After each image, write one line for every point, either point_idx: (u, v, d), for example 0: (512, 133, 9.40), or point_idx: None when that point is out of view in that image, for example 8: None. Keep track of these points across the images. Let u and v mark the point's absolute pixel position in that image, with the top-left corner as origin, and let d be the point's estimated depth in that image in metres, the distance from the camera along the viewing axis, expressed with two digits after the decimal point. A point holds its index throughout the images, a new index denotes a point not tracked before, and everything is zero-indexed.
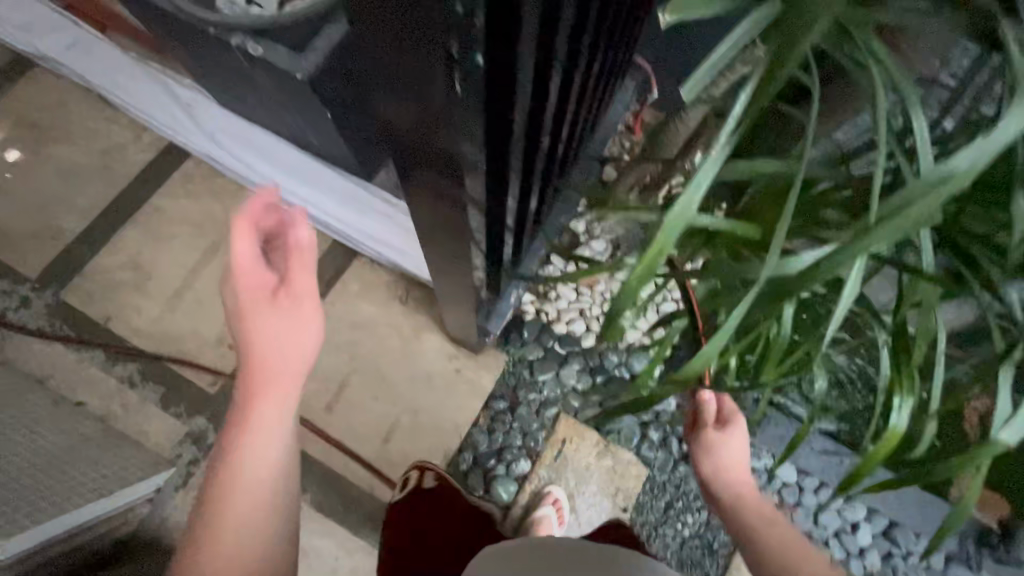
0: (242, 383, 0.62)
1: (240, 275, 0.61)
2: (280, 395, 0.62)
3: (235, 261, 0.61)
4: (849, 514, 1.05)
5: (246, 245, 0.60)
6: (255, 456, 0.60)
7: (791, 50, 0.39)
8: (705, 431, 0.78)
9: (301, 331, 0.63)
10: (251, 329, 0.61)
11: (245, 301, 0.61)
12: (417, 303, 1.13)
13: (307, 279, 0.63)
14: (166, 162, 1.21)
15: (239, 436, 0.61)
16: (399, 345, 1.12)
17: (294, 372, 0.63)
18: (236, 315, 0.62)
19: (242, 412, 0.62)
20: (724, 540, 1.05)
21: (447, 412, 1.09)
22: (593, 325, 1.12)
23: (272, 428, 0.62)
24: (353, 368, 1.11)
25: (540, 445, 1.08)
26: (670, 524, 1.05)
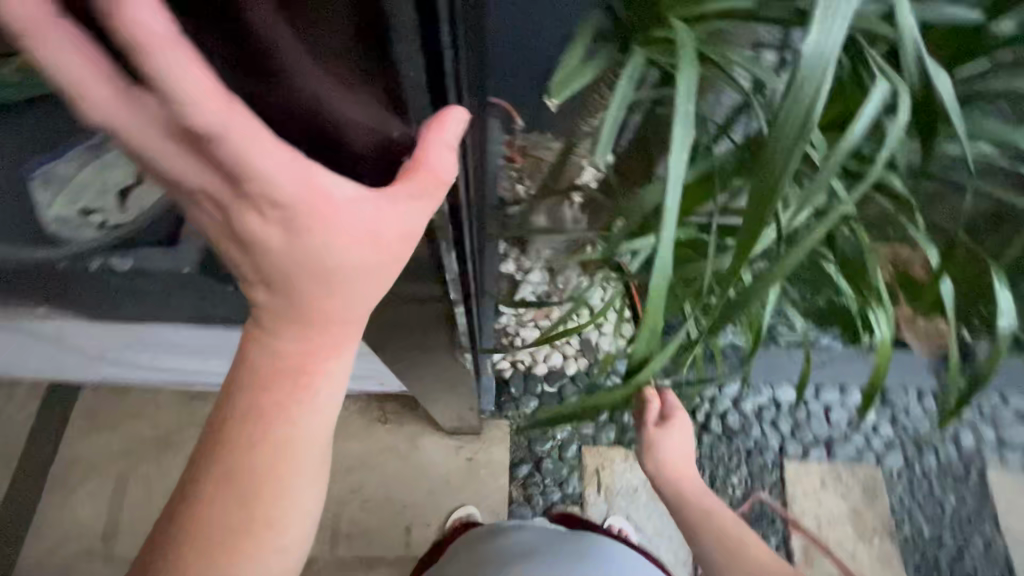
0: (270, 382, 0.34)
1: (185, 119, 0.23)
2: (300, 386, 0.34)
3: (113, 109, 0.22)
4: (849, 401, 1.12)
5: (51, 3, 0.19)
6: (278, 447, 0.36)
7: (771, 170, 0.33)
8: (646, 429, 0.81)
9: (364, 290, 0.32)
10: (287, 277, 0.29)
11: (298, 243, 0.28)
12: (399, 415, 1.08)
13: (399, 233, 0.31)
14: (67, 408, 1.09)
15: (255, 431, 0.35)
16: (401, 464, 1.06)
17: (339, 344, 0.34)
18: (251, 256, 0.29)
19: (264, 404, 0.35)
20: (773, 481, 1.07)
21: (479, 503, 1.03)
22: (570, 351, 1.13)
23: (314, 408, 0.36)
24: (366, 513, 1.03)
25: (578, 486, 1.05)
26: (723, 493, 1.05)
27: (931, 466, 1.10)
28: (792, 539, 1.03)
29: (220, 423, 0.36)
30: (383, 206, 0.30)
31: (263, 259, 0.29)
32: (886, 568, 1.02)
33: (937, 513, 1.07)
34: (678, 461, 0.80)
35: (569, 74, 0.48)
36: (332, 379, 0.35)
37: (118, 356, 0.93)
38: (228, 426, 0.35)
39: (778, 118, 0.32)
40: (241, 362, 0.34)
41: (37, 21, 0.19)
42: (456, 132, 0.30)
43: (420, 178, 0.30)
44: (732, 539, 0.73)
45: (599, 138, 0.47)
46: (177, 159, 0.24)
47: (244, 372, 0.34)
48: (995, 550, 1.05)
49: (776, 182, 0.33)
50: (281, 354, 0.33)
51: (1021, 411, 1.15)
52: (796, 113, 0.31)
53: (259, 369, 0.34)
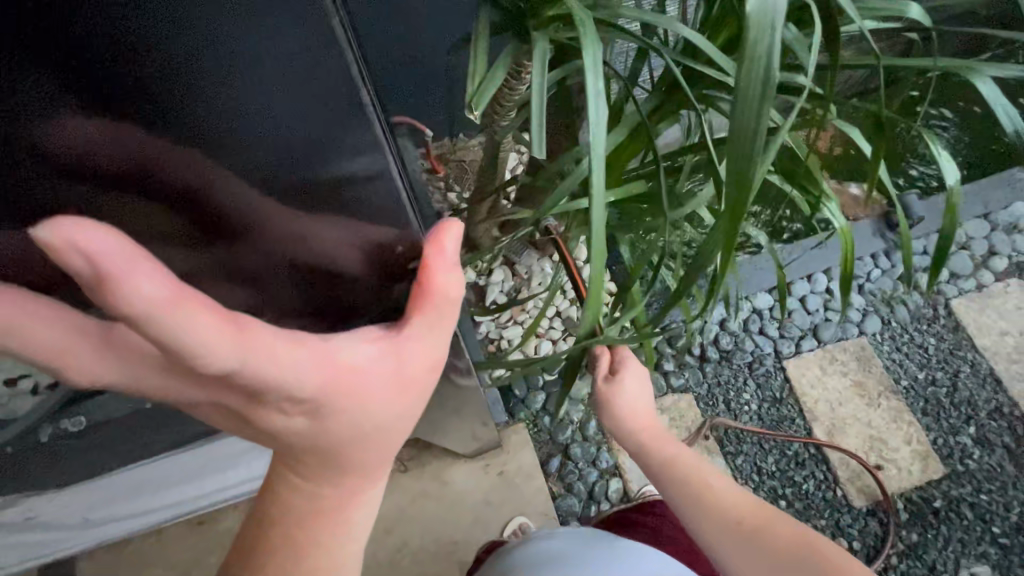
0: (323, 496, 0.42)
1: (258, 348, 0.32)
2: (353, 493, 0.43)
3: (179, 338, 0.29)
4: (818, 286, 1.18)
5: (124, 267, 0.26)
6: (338, 545, 0.44)
7: (740, 138, 0.34)
8: (594, 384, 0.72)
9: (399, 421, 0.41)
10: (340, 428, 0.38)
11: (349, 405, 0.38)
12: (413, 459, 1.02)
13: (423, 364, 0.41)
14: None
15: (318, 531, 0.43)
16: (436, 507, 1.00)
17: (383, 457, 0.42)
18: (309, 420, 0.38)
19: (326, 512, 0.43)
20: (780, 384, 1.12)
21: (526, 512, 1.00)
22: (556, 334, 1.12)
23: (364, 505, 0.44)
24: (419, 567, 0.96)
25: (611, 459, 1.06)
26: (740, 412, 1.09)
27: (905, 317, 1.18)
28: (813, 429, 1.09)
29: (275, 519, 0.43)
30: (405, 347, 0.40)
31: (319, 421, 0.38)
32: (900, 422, 1.10)
33: (923, 357, 1.15)
34: (634, 411, 0.71)
35: (482, 81, 0.47)
36: (376, 480, 0.44)
37: (108, 512, 0.87)
38: (287, 528, 0.42)
39: (739, 88, 0.34)
40: (291, 483, 0.42)
41: (142, 303, 0.27)
42: (455, 249, 0.40)
43: (434, 299, 0.39)
44: (698, 488, 0.64)
45: (532, 136, 0.46)
46: (236, 368, 0.31)
47: (302, 494, 0.42)
48: (981, 370, 1.15)
49: (752, 150, 0.34)
50: (332, 478, 0.41)
51: (958, 241, 1.25)
52: (753, 81, 0.34)
53: (313, 491, 0.42)
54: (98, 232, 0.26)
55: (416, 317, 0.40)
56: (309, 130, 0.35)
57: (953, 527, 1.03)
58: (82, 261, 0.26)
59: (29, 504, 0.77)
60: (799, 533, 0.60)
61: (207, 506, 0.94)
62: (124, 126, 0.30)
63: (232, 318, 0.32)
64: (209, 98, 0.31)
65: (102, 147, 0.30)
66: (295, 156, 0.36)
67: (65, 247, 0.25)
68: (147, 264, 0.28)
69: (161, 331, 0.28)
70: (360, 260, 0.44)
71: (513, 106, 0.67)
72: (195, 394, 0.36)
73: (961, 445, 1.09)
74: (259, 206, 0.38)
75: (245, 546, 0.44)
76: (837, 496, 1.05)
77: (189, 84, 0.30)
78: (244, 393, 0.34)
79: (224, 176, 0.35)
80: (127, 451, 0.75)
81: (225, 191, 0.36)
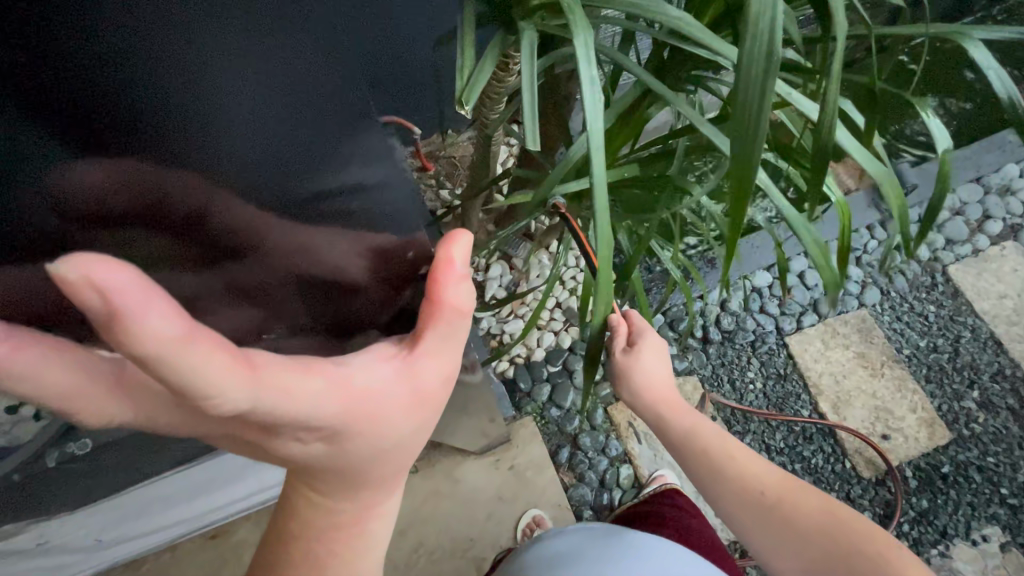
0: (339, 511, 0.42)
1: (272, 383, 0.31)
2: (370, 506, 0.43)
3: (192, 378, 0.27)
4: (816, 261, 1.18)
5: (134, 300, 0.25)
6: (354, 559, 0.43)
7: (744, 125, 0.33)
8: (612, 358, 0.72)
9: (413, 437, 0.41)
10: (357, 451, 0.38)
11: (364, 428, 0.37)
12: (423, 459, 1.02)
13: (437, 378, 0.40)
14: None
15: (336, 543, 0.42)
16: (449, 505, 0.99)
17: (399, 470, 0.42)
18: (326, 446, 0.37)
19: (343, 526, 0.42)
20: (781, 362, 1.12)
21: (541, 504, 1.00)
22: (558, 324, 1.12)
23: (380, 517, 0.44)
24: (437, 567, 0.96)
25: (620, 445, 1.07)
26: (746, 391, 1.09)
27: (904, 287, 1.18)
28: (818, 403, 1.09)
29: (292, 534, 0.42)
30: (418, 365, 0.39)
31: (336, 446, 0.37)
32: (905, 391, 1.10)
33: (924, 325, 1.16)
34: (652, 386, 0.70)
35: (471, 75, 0.46)
36: (392, 491, 0.43)
37: (118, 532, 0.86)
38: (306, 545, 0.42)
39: (740, 69, 0.33)
40: (309, 498, 0.42)
41: (153, 340, 0.25)
42: (465, 260, 0.38)
43: (447, 314, 0.37)
44: (720, 461, 0.64)
45: (526, 130, 0.45)
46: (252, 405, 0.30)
47: (317, 509, 0.42)
48: (981, 335, 1.16)
49: (756, 133, 0.33)
50: (350, 493, 0.41)
51: (953, 207, 1.25)
52: (752, 63, 0.33)
53: (330, 506, 0.42)
54: (113, 267, 0.24)
55: (430, 333, 0.38)
56: (306, 141, 0.32)
57: (961, 491, 1.04)
58: (94, 295, 0.24)
59: (37, 530, 0.75)
60: (825, 507, 0.59)
61: (212, 523, 0.94)
62: (120, 157, 0.28)
63: (244, 356, 0.30)
64: (209, 117, 0.29)
65: (105, 188, 0.28)
66: (292, 167, 0.33)
67: (79, 285, 0.24)
68: (159, 295, 0.26)
69: (173, 369, 0.27)
70: (369, 269, 0.39)
71: (502, 98, 0.66)
72: (196, 418, 0.34)
73: (966, 410, 1.10)
74: (258, 220, 0.34)
75: (263, 563, 0.44)
76: (846, 468, 1.05)
77: (181, 100, 0.28)
78: (255, 421, 0.33)
79: (225, 195, 0.31)
80: (134, 472, 0.73)
81: (227, 206, 0.32)
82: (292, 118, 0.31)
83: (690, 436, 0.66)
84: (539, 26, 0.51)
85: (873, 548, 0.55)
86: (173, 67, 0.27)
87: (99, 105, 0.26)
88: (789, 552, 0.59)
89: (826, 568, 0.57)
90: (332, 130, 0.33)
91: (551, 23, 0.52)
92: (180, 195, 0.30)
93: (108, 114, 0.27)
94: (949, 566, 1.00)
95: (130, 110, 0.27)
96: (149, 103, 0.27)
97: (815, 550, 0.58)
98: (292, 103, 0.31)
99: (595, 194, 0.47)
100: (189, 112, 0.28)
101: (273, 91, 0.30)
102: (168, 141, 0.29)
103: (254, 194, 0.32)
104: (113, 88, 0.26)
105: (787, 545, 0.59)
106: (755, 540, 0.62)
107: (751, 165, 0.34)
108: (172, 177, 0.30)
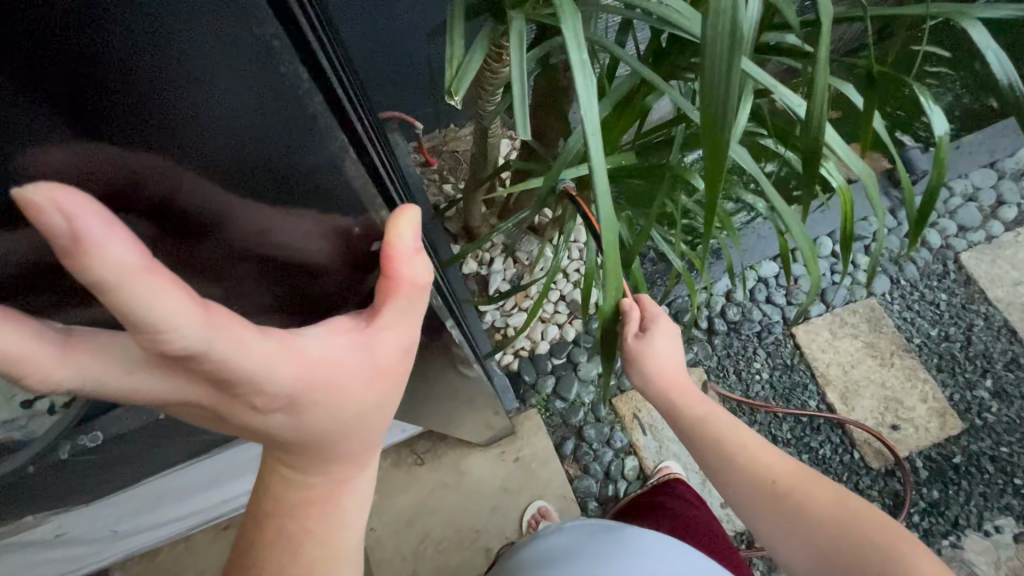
0: (312, 486, 0.39)
1: (224, 330, 0.28)
2: (340, 483, 0.40)
3: (150, 312, 0.24)
4: (823, 250, 1.17)
5: (100, 228, 0.22)
6: (328, 535, 0.40)
7: (715, 104, 0.33)
8: (625, 343, 0.70)
9: (377, 409, 0.38)
10: (319, 422, 0.35)
11: (323, 397, 0.34)
12: (428, 450, 1.03)
13: (396, 350, 0.37)
14: None
15: (309, 518, 0.39)
16: (454, 495, 1.00)
17: (367, 442, 0.39)
18: (287, 417, 0.34)
19: (317, 502, 0.39)
20: (788, 353, 1.11)
21: (544, 494, 1.01)
22: (561, 316, 1.12)
23: (354, 494, 0.41)
24: (441, 555, 0.97)
25: (624, 437, 1.07)
26: (752, 382, 1.09)
27: (915, 275, 1.16)
28: (825, 393, 1.08)
29: (266, 511, 0.39)
30: (377, 333, 0.36)
31: (297, 417, 0.34)
32: (915, 381, 1.09)
33: (935, 314, 1.14)
34: (666, 372, 0.69)
35: (460, 65, 0.46)
36: (365, 466, 0.40)
37: (129, 525, 0.88)
38: (277, 523, 0.39)
39: (711, 46, 0.33)
40: (284, 475, 0.39)
41: (112, 270, 0.22)
42: (415, 234, 0.35)
43: (403, 291, 0.35)
44: (730, 448, 0.62)
45: (516, 118, 0.45)
46: (195, 398, 0.31)
47: (291, 486, 0.39)
48: (995, 323, 1.13)
49: (725, 113, 0.33)
50: (320, 466, 0.38)
51: (965, 193, 1.23)
52: (717, 40, 0.32)
53: (302, 481, 0.39)
54: (81, 199, 0.21)
55: (387, 309, 0.36)
56: (283, 130, 0.28)
57: (973, 481, 1.03)
58: (59, 219, 0.21)
59: (57, 521, 0.78)
60: (843, 503, 0.56)
61: (216, 517, 0.96)
62: (96, 141, 0.24)
63: (200, 298, 0.27)
64: (191, 106, 0.25)
65: (79, 170, 0.24)
66: (274, 154, 0.29)
67: (42, 206, 0.20)
68: (121, 227, 0.23)
69: (128, 303, 0.24)
70: (330, 250, 0.36)
71: (498, 89, 0.66)
72: (175, 407, 0.34)
73: (979, 399, 1.08)
74: (215, 199, 0.30)
75: (243, 546, 0.41)
76: (855, 459, 1.04)
77: (177, 90, 0.24)
78: (208, 411, 0.33)
79: (197, 178, 0.28)
80: (146, 466, 0.75)
81: (196, 187, 0.28)
82: (281, 124, 0.27)
83: (695, 423, 0.66)
84: (529, 15, 0.50)
85: (885, 540, 0.52)
86: (174, 53, 0.22)
87: (78, 77, 0.22)
88: (798, 544, 0.57)
89: (837, 562, 0.54)
90: (299, 118, 0.28)
91: (541, 13, 0.51)
92: (150, 179, 0.26)
93: (86, 88, 0.22)
94: (961, 557, 0.98)
95: (113, 90, 0.22)
96: (136, 86, 0.23)
97: (824, 541, 0.55)
98: (286, 108, 0.27)
99: (592, 180, 0.47)
100: (178, 98, 0.24)
101: (272, 97, 0.26)
102: (152, 127, 0.25)
103: (223, 175, 0.29)
104: (99, 67, 0.22)
105: (794, 536, 0.57)
106: (763, 529, 0.60)
107: (722, 138, 0.33)
108: (147, 161, 0.26)
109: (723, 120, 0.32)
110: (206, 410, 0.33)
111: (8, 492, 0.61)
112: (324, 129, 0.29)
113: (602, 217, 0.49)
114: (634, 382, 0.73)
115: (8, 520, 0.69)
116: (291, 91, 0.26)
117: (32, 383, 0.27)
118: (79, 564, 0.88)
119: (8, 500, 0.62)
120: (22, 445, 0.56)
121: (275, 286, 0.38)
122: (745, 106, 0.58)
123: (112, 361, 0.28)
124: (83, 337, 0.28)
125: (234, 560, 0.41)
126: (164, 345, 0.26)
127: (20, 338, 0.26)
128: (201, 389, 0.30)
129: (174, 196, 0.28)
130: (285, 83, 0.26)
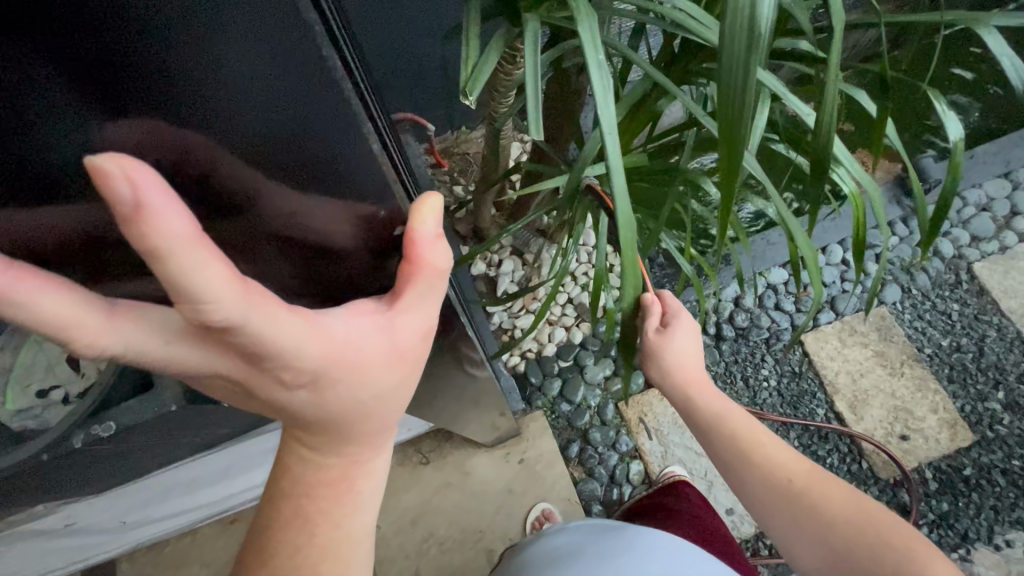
0: (329, 467, 0.40)
1: (260, 304, 0.29)
2: (356, 464, 0.40)
3: (196, 281, 0.25)
4: (834, 258, 1.16)
5: (162, 199, 0.23)
6: (343, 517, 0.40)
7: (731, 101, 0.33)
8: (643, 337, 0.69)
9: (397, 392, 0.39)
10: (341, 401, 0.36)
11: (345, 375, 0.35)
12: (434, 448, 1.03)
13: (415, 334, 0.38)
14: None
15: (324, 499, 0.40)
16: (459, 492, 1.00)
17: (386, 425, 0.40)
18: (310, 394, 0.34)
19: (332, 483, 0.40)
20: (796, 362, 1.10)
21: (549, 494, 1.01)
22: (567, 320, 1.13)
23: (367, 478, 0.41)
24: (445, 553, 0.97)
25: (630, 440, 1.07)
26: (759, 389, 1.08)
27: (926, 284, 1.15)
28: (834, 403, 1.07)
29: (283, 492, 0.40)
30: (398, 318, 0.37)
31: (321, 393, 0.35)
32: (926, 391, 1.08)
33: (947, 324, 1.13)
34: (684, 367, 0.68)
35: (476, 66, 0.46)
36: (379, 449, 0.41)
37: (132, 518, 0.88)
38: (294, 503, 0.40)
39: (723, 47, 0.33)
40: (301, 455, 0.39)
41: (166, 239, 0.23)
42: (436, 219, 0.35)
43: (424, 274, 0.35)
44: (746, 445, 0.61)
45: (530, 117, 0.45)
46: (225, 369, 0.32)
47: (309, 466, 0.39)
48: (1008, 334, 1.12)
49: (741, 113, 0.33)
50: (336, 447, 0.39)
51: (978, 203, 1.22)
52: (733, 41, 0.33)
53: (319, 462, 0.39)
54: (150, 171, 0.23)
55: (409, 292, 0.36)
56: (313, 111, 0.28)
57: (984, 494, 1.01)
58: (126, 188, 0.22)
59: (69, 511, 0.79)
60: (856, 504, 0.56)
61: (212, 512, 0.96)
62: (144, 117, 0.25)
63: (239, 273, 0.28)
64: (228, 86, 0.25)
65: (131, 145, 0.25)
66: (303, 137, 0.29)
67: (113, 175, 0.21)
68: (178, 199, 0.24)
69: (177, 272, 0.24)
70: (354, 236, 0.37)
71: (512, 91, 0.66)
72: (204, 385, 0.35)
73: (991, 411, 1.07)
74: (253, 181, 0.30)
75: (257, 528, 0.41)
76: (864, 469, 1.03)
77: (212, 69, 0.24)
78: (235, 387, 0.34)
79: (231, 160, 0.28)
80: (158, 457, 0.76)
81: (233, 169, 0.29)
82: (314, 106, 0.28)
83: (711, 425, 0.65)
84: (544, 18, 0.51)
85: (898, 542, 0.52)
86: (217, 38, 0.23)
87: (131, 59, 0.22)
88: (806, 544, 0.57)
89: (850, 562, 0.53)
90: (329, 98, 0.27)
91: (556, 15, 0.52)
92: (192, 157, 0.27)
93: (132, 70, 0.23)
94: (970, 571, 0.97)
95: (157, 71, 0.23)
96: (176, 65, 0.23)
97: (836, 543, 0.55)
98: (315, 89, 0.27)
99: (611, 179, 0.47)
100: (217, 80, 0.25)
101: (305, 79, 0.26)
102: (194, 106, 0.25)
103: (254, 158, 0.29)
104: (146, 51, 0.22)
105: (806, 536, 0.57)
106: (773, 529, 0.59)
107: (738, 138, 0.34)
108: (191, 141, 0.26)
109: (738, 124, 0.33)
110: (232, 383, 0.34)
111: (27, 482, 0.62)
112: (350, 115, 0.29)
113: (619, 214, 0.49)
114: (652, 379, 0.72)
115: (24, 507, 0.70)
116: (324, 74, 0.26)
117: (72, 350, 0.29)
118: (76, 557, 0.88)
119: (23, 488, 0.63)
120: (37, 434, 0.56)
121: (300, 269, 0.39)
122: (764, 111, 0.58)
123: (151, 332, 0.29)
124: (126, 306, 0.29)
125: (245, 544, 0.42)
126: (206, 319, 0.27)
127: (69, 303, 0.27)
128: (230, 361, 0.31)
129: (213, 174, 0.29)
130: (321, 66, 0.26)
